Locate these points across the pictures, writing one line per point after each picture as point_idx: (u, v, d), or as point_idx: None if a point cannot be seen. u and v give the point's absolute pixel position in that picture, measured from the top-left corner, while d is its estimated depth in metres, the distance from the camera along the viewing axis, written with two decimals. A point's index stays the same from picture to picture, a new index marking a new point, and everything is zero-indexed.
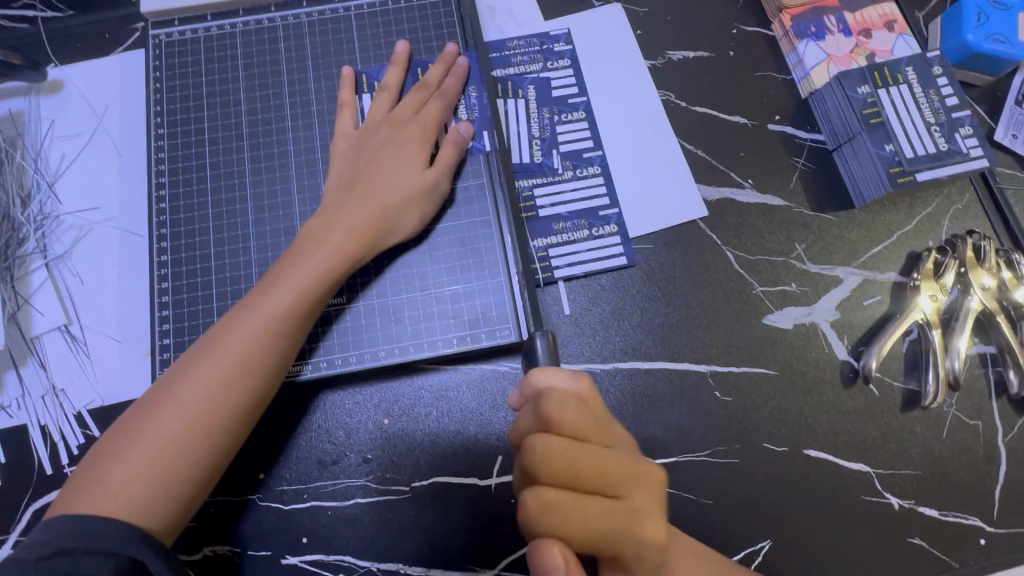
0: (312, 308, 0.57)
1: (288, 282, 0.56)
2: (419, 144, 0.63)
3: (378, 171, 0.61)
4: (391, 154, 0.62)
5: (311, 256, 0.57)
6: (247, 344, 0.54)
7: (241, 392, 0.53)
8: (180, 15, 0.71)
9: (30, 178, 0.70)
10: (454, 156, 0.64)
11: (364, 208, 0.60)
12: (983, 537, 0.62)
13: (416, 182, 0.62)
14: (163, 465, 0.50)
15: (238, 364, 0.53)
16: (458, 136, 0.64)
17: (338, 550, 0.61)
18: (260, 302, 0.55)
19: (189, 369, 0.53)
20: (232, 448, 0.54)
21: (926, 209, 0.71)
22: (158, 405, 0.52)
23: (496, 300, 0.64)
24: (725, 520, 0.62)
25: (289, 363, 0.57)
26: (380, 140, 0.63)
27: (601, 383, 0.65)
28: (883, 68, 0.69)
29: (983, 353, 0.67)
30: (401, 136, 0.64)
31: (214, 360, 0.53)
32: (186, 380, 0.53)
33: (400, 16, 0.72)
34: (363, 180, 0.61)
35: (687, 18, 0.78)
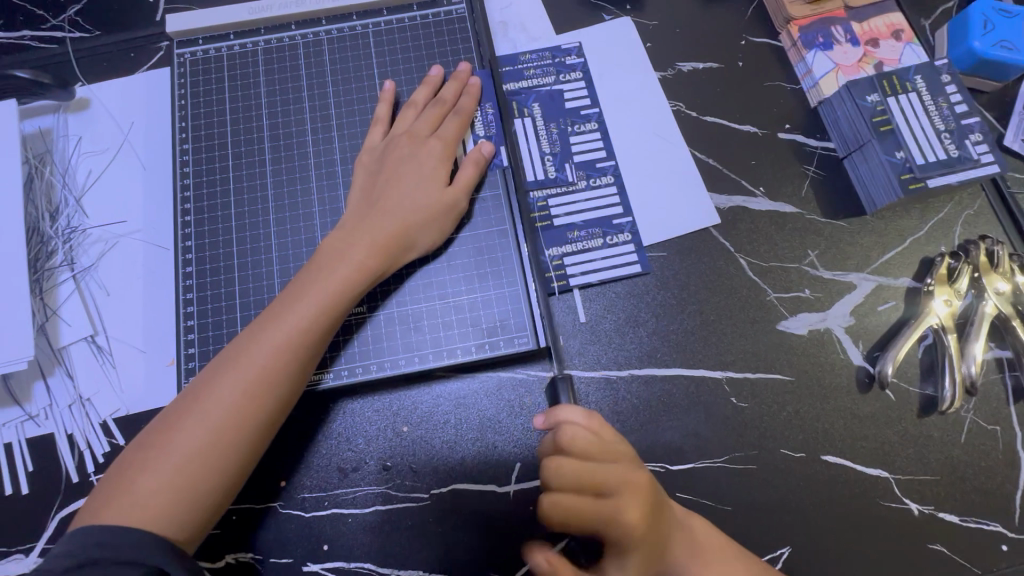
0: (335, 320, 0.58)
1: (311, 294, 0.57)
2: (440, 160, 0.65)
3: (401, 184, 0.63)
4: (412, 169, 0.64)
5: (332, 269, 0.59)
6: (271, 357, 0.55)
7: (265, 403, 0.54)
8: (203, 34, 0.73)
9: (58, 192, 0.72)
10: (473, 175, 0.66)
11: (385, 222, 0.61)
12: (1005, 543, 0.62)
13: (436, 200, 0.63)
14: (187, 475, 0.51)
15: (262, 377, 0.54)
16: (481, 156, 0.66)
17: (359, 557, 0.62)
18: (285, 314, 0.57)
19: (215, 379, 0.54)
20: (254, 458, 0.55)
21: (938, 215, 0.71)
22: (183, 415, 0.53)
23: (513, 307, 0.65)
24: (743, 527, 0.62)
25: (311, 372, 0.58)
26: (399, 155, 0.65)
27: (618, 390, 0.66)
28: (892, 76, 0.70)
29: (999, 357, 0.67)
30: (423, 150, 0.65)
31: (241, 371, 0.54)
32: (213, 392, 0.54)
33: (416, 32, 0.74)
34: (385, 193, 0.63)
35: (696, 30, 0.79)
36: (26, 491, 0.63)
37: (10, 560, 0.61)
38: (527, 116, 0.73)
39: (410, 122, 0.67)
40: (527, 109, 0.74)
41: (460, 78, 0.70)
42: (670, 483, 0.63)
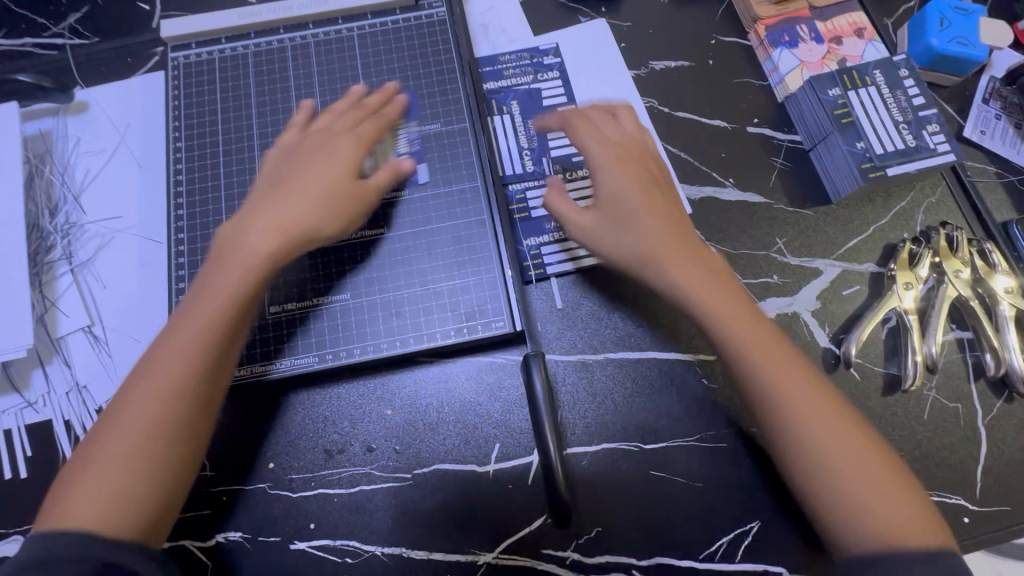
0: (248, 299, 0.58)
1: (214, 296, 0.57)
2: (353, 156, 0.66)
3: (299, 180, 0.63)
4: (323, 159, 0.65)
5: (229, 270, 0.58)
6: (178, 360, 0.54)
7: (181, 405, 0.53)
8: (196, 39, 0.77)
9: (57, 190, 0.75)
10: (386, 181, 0.68)
11: (292, 213, 0.61)
12: (967, 515, 0.64)
13: (347, 189, 0.64)
14: (118, 488, 0.50)
15: (176, 380, 0.54)
16: (400, 167, 0.68)
17: (345, 535, 0.64)
18: (196, 302, 0.57)
19: (137, 381, 0.54)
20: (186, 459, 0.54)
21: (901, 203, 0.74)
22: (103, 435, 0.52)
23: (491, 293, 0.68)
24: (715, 502, 0.65)
25: (234, 353, 0.58)
26: (311, 150, 0.66)
27: (594, 372, 0.69)
28: (852, 71, 0.73)
29: (960, 338, 0.70)
30: (337, 146, 0.66)
31: (161, 364, 0.54)
32: (135, 393, 0.53)
33: (398, 34, 0.78)
34: (292, 181, 0.63)
35: (668, 31, 0.83)
36: (25, 474, 0.65)
37: (10, 541, 0.63)
38: (506, 113, 0.77)
39: (326, 125, 0.69)
40: (505, 106, 0.77)
41: (380, 92, 0.73)
42: (643, 461, 0.66)
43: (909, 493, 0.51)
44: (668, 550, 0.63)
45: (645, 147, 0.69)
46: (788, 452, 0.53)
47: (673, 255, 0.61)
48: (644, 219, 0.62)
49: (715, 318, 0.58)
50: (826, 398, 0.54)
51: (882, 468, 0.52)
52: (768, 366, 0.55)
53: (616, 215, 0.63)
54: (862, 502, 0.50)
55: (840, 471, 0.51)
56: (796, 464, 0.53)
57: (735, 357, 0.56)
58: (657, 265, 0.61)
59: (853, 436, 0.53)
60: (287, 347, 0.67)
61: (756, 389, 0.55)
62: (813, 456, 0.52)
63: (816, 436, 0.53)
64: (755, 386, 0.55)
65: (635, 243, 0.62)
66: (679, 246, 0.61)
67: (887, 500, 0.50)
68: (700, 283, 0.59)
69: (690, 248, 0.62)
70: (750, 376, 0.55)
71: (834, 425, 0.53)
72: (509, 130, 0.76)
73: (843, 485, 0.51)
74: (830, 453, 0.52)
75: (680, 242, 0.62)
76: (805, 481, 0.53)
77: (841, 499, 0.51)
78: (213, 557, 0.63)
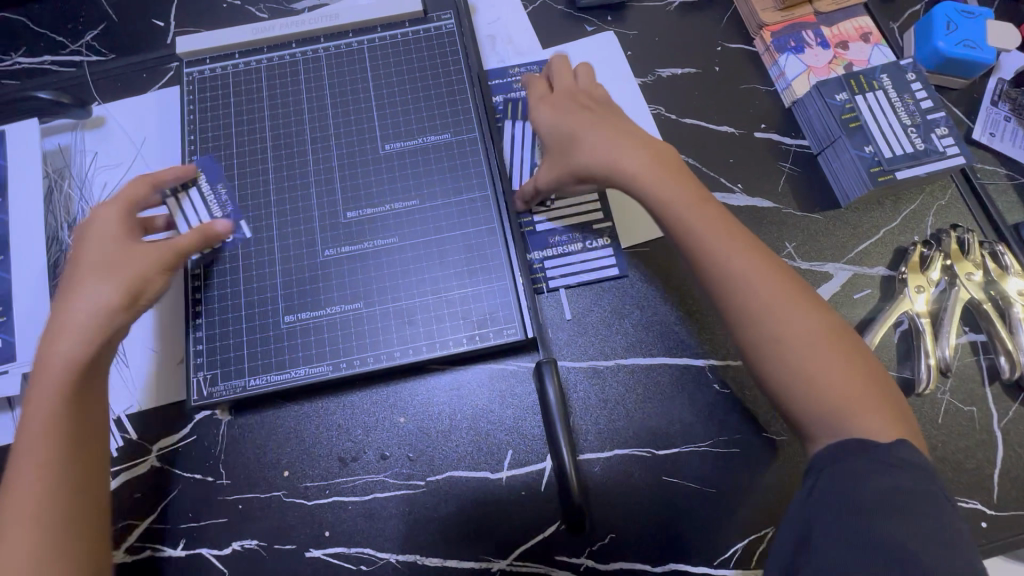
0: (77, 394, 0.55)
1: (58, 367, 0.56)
2: (118, 233, 0.61)
3: (111, 250, 0.59)
4: (95, 236, 0.60)
5: (67, 335, 0.56)
6: (35, 478, 0.52)
7: (67, 458, 0.54)
8: (211, 54, 0.79)
9: (76, 204, 0.77)
10: (192, 245, 0.63)
11: (123, 282, 0.58)
12: (984, 520, 0.63)
13: (140, 260, 0.60)
14: (25, 550, 0.50)
15: (50, 444, 0.54)
16: (209, 231, 0.64)
17: (359, 543, 0.65)
18: (40, 410, 0.54)
19: (1, 510, 0.52)
20: (93, 510, 0.54)
21: (911, 206, 0.74)
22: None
23: (502, 301, 0.68)
24: (728, 508, 0.64)
25: (88, 447, 0.56)
26: (104, 229, 0.61)
27: (605, 379, 0.69)
28: (859, 75, 0.74)
29: (973, 341, 0.69)
30: (124, 223, 0.62)
31: (21, 485, 0.52)
32: (3, 522, 0.51)
33: (407, 47, 0.79)
34: (80, 269, 0.59)
35: (675, 38, 0.83)
36: None
37: None
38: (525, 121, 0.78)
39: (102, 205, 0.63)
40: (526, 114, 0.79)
41: (172, 166, 0.70)
42: (656, 467, 0.66)
43: (880, 396, 0.53)
44: (682, 557, 0.63)
45: (590, 92, 0.70)
46: (762, 356, 0.55)
47: (655, 175, 0.61)
48: (617, 145, 0.63)
49: (702, 233, 0.58)
50: (806, 307, 0.55)
51: (857, 381, 0.53)
52: (751, 280, 0.56)
53: (565, 154, 0.66)
54: (830, 404, 0.52)
55: (814, 376, 0.53)
56: (766, 366, 0.55)
57: (716, 269, 0.57)
58: (644, 188, 0.61)
59: (824, 342, 0.54)
60: (299, 354, 0.67)
61: (738, 301, 0.56)
62: (785, 358, 0.54)
63: (792, 343, 0.54)
64: (735, 297, 0.56)
65: (611, 159, 0.62)
66: (667, 168, 0.62)
67: (859, 402, 0.52)
68: (688, 201, 0.60)
69: (676, 171, 0.62)
70: (733, 287, 0.56)
71: (808, 330, 0.54)
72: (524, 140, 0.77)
73: (814, 389, 0.53)
74: (802, 357, 0.54)
75: (662, 159, 0.62)
76: (770, 382, 0.55)
77: (811, 400, 0.53)
78: (230, 564, 0.64)
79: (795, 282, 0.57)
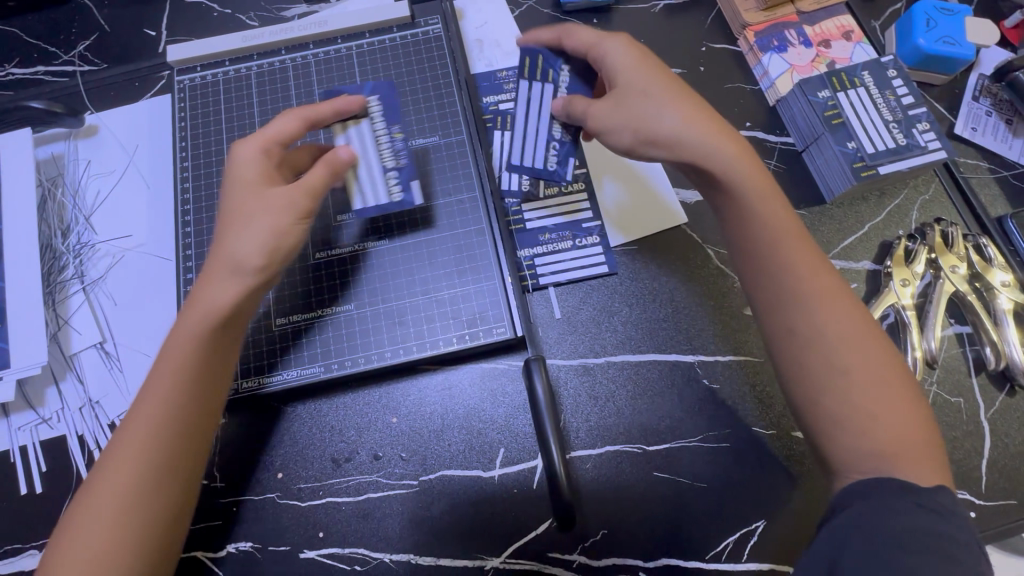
0: (212, 353, 0.57)
1: (176, 350, 0.56)
2: (259, 178, 0.59)
3: (250, 199, 0.58)
4: (238, 182, 0.59)
5: (189, 322, 0.56)
6: (154, 417, 0.54)
7: (185, 401, 0.56)
8: (201, 62, 0.80)
9: (69, 212, 0.78)
10: (323, 179, 0.60)
11: (263, 230, 0.56)
12: (973, 510, 0.64)
13: (273, 217, 0.57)
14: (109, 538, 0.51)
15: (187, 375, 0.56)
16: (332, 159, 0.60)
17: (353, 543, 0.65)
18: (176, 353, 0.56)
19: (125, 434, 0.54)
20: (175, 509, 0.55)
21: (895, 201, 0.75)
22: (92, 483, 0.54)
23: (491, 301, 0.69)
24: (720, 503, 0.65)
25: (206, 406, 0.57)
26: (240, 176, 0.59)
27: (595, 376, 0.70)
28: (841, 73, 0.75)
29: (959, 333, 0.70)
30: (264, 173, 0.60)
31: (142, 421, 0.54)
32: (123, 445, 0.54)
33: (395, 51, 0.80)
34: (232, 216, 0.58)
35: (660, 39, 0.84)
36: (39, 489, 0.67)
37: (25, 555, 0.65)
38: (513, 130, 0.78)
39: (271, 134, 0.61)
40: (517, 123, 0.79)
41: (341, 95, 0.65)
42: (647, 463, 0.66)
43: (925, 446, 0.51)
44: (675, 551, 0.64)
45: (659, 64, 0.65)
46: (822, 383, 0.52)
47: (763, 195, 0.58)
48: (697, 125, 0.59)
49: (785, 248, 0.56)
50: (878, 347, 0.53)
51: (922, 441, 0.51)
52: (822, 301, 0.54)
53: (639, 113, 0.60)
54: (879, 446, 0.50)
55: (874, 416, 0.51)
56: (825, 397, 0.52)
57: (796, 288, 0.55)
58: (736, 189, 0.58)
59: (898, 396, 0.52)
60: (293, 356, 0.68)
61: (812, 324, 0.54)
62: (848, 392, 0.52)
63: (861, 377, 0.52)
64: (812, 319, 0.54)
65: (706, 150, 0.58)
66: (761, 175, 0.59)
67: (907, 449, 0.50)
68: (779, 215, 0.58)
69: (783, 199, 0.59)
70: (811, 311, 0.54)
71: (877, 366, 0.52)
72: (544, 111, 0.68)
73: (871, 428, 0.51)
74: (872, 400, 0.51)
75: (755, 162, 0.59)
76: (819, 413, 0.53)
77: (865, 437, 0.51)
78: (225, 566, 0.64)
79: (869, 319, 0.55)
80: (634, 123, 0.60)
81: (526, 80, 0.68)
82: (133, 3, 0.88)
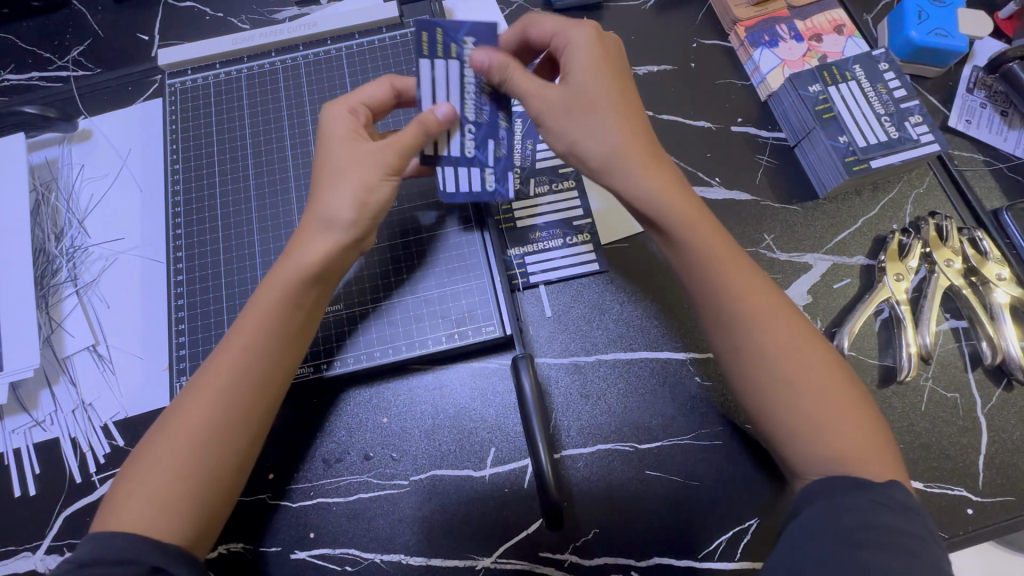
0: (295, 320, 0.58)
1: (258, 310, 0.56)
2: (348, 139, 0.59)
3: (343, 159, 0.59)
4: (333, 146, 0.59)
5: (276, 284, 0.57)
6: (233, 377, 0.54)
7: (264, 363, 0.56)
8: (192, 65, 0.80)
9: (62, 216, 0.78)
10: (416, 138, 0.59)
11: (353, 185, 0.58)
12: (970, 507, 0.63)
13: (370, 175, 0.58)
14: (170, 491, 0.50)
15: (273, 338, 0.56)
16: (427, 122, 0.59)
17: (344, 544, 0.65)
18: (257, 316, 0.56)
19: (198, 391, 0.53)
20: (234, 476, 0.53)
21: (888, 195, 0.74)
22: (161, 432, 0.53)
23: (482, 300, 0.69)
24: (712, 501, 0.64)
25: (282, 375, 0.57)
26: (334, 140, 0.60)
27: (586, 374, 0.69)
28: (832, 67, 0.74)
29: (955, 327, 0.69)
30: (356, 136, 0.60)
31: (217, 381, 0.54)
32: (196, 402, 0.53)
33: (385, 52, 0.80)
34: (324, 178, 0.59)
35: (650, 36, 0.84)
36: (33, 492, 0.67)
37: (19, 557, 0.65)
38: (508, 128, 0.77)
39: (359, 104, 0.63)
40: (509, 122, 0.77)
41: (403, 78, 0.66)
42: (639, 461, 0.66)
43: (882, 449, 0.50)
44: (668, 550, 0.63)
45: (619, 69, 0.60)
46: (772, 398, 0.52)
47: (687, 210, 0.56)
48: (618, 137, 0.57)
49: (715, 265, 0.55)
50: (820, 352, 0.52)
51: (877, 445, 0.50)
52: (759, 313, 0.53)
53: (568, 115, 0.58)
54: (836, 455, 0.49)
55: (825, 426, 0.50)
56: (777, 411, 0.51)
57: (736, 310, 0.54)
58: (666, 218, 0.56)
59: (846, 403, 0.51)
60: (349, 344, 0.68)
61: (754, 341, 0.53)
62: (799, 404, 0.51)
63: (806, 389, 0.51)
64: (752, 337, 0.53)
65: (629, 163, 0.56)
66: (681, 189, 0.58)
67: (866, 455, 0.49)
68: (713, 234, 0.56)
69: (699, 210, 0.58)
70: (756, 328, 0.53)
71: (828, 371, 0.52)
72: (451, 92, 0.60)
73: (823, 437, 0.50)
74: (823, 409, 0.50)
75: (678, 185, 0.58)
76: (776, 427, 0.52)
77: (824, 447, 0.50)
78: (216, 568, 0.64)
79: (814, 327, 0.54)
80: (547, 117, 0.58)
81: (426, 59, 0.59)
82: (126, 8, 0.88)
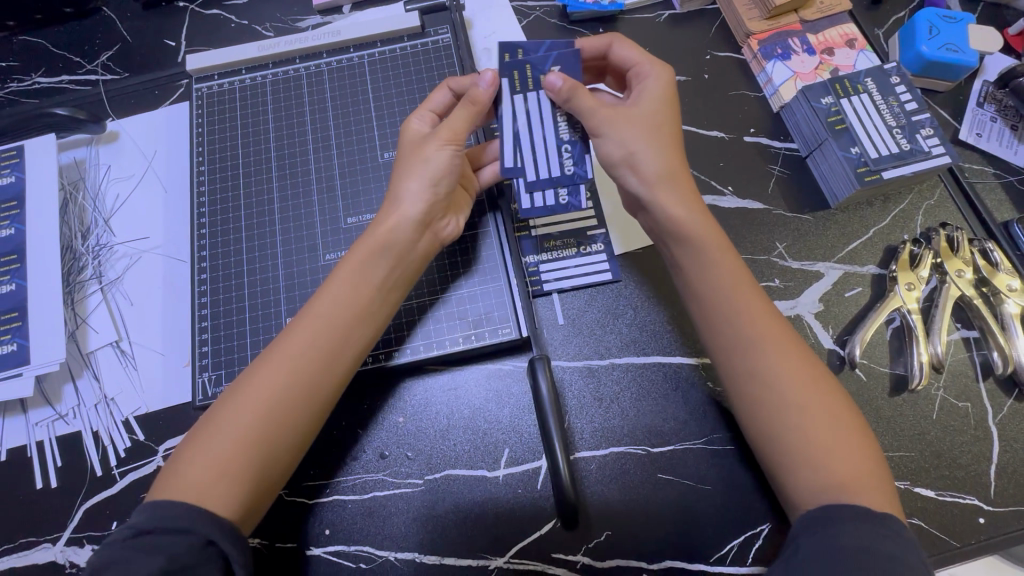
0: (373, 302, 0.61)
1: (335, 288, 0.59)
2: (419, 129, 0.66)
3: (417, 142, 0.64)
4: (412, 135, 0.66)
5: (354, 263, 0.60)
6: (306, 349, 0.56)
7: (334, 340, 0.58)
8: (218, 70, 0.82)
9: (90, 215, 0.80)
10: (468, 114, 0.64)
11: (417, 162, 0.63)
12: (982, 516, 0.63)
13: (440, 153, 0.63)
14: (229, 461, 0.51)
15: (343, 316, 0.59)
16: (477, 101, 0.64)
17: (359, 541, 0.66)
18: (332, 292, 0.59)
19: (271, 361, 0.56)
20: (291, 453, 0.55)
21: (899, 207, 0.76)
22: (226, 403, 0.54)
23: (498, 301, 0.71)
24: (725, 505, 0.65)
25: (353, 357, 0.59)
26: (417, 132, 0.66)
27: (600, 378, 0.70)
28: (844, 80, 0.75)
29: (966, 337, 0.70)
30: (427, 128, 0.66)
31: (290, 353, 0.56)
32: (267, 370, 0.55)
33: (406, 59, 0.82)
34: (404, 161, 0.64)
35: (664, 48, 0.86)
36: (54, 484, 0.68)
37: (39, 548, 0.66)
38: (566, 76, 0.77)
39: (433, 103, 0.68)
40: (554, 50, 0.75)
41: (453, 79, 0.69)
42: (651, 464, 0.67)
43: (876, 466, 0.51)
44: (681, 554, 0.63)
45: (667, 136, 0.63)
46: (772, 412, 0.53)
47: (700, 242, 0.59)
48: (664, 163, 0.61)
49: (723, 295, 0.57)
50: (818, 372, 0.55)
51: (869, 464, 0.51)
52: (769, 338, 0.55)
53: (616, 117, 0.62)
54: (834, 481, 0.50)
55: (818, 445, 0.51)
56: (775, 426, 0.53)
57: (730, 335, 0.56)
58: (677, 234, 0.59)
59: (843, 422, 0.52)
60: (420, 329, 0.70)
61: (764, 352, 0.54)
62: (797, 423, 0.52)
63: (809, 409, 0.52)
64: (745, 354, 0.55)
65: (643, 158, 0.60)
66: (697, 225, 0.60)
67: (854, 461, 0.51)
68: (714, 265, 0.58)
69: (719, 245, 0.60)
70: (765, 342, 0.55)
71: (819, 398, 0.53)
72: (547, 118, 0.65)
73: (811, 461, 0.51)
74: (820, 424, 0.52)
75: (688, 189, 0.61)
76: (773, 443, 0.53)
77: (833, 451, 0.51)
78: None
79: (793, 334, 0.56)
80: (614, 123, 0.61)
81: (519, 94, 0.65)
82: (153, 15, 0.91)
